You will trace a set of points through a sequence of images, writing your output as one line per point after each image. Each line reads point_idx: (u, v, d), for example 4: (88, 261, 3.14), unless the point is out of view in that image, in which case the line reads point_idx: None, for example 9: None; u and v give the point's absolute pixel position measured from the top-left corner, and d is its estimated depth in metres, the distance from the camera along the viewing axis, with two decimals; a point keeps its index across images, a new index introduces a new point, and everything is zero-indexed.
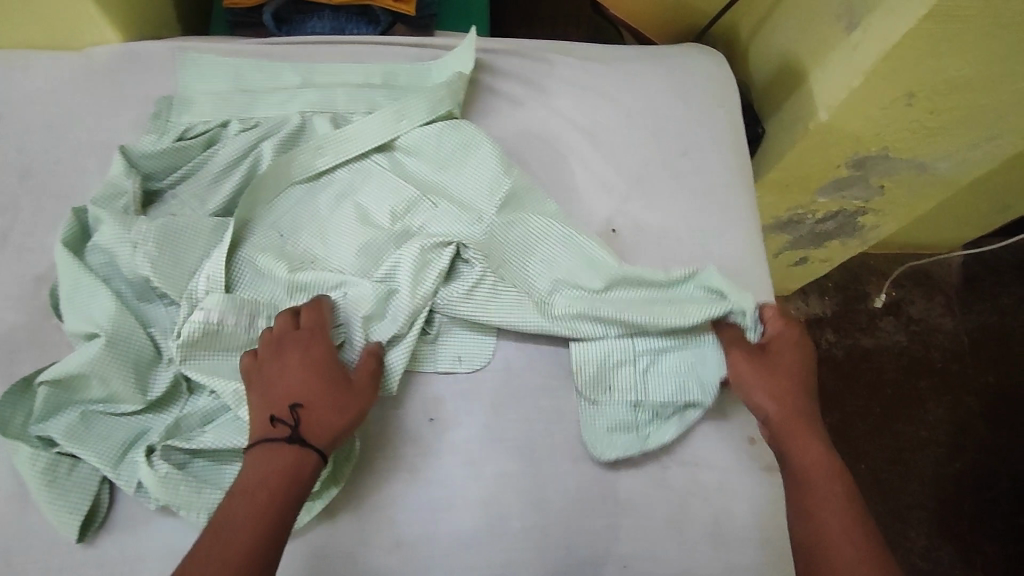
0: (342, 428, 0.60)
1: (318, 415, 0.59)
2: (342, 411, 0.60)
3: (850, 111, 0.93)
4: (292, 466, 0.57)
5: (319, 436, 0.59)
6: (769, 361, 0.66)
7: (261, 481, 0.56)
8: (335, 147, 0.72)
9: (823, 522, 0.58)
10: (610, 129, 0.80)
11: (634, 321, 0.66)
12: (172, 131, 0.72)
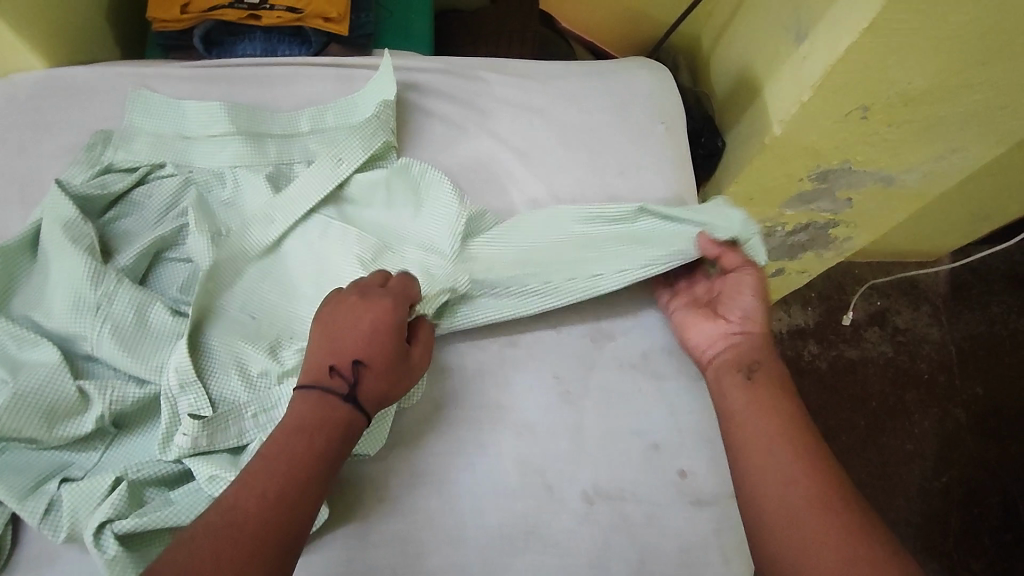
0: (389, 400, 0.59)
1: (379, 385, 0.58)
2: (395, 383, 0.59)
3: (804, 124, 0.90)
4: (347, 428, 0.56)
5: (371, 402, 0.58)
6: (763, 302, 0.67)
7: (309, 425, 0.55)
8: (282, 211, 0.69)
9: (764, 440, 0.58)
10: (546, 151, 0.78)
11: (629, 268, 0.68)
12: (101, 165, 0.70)
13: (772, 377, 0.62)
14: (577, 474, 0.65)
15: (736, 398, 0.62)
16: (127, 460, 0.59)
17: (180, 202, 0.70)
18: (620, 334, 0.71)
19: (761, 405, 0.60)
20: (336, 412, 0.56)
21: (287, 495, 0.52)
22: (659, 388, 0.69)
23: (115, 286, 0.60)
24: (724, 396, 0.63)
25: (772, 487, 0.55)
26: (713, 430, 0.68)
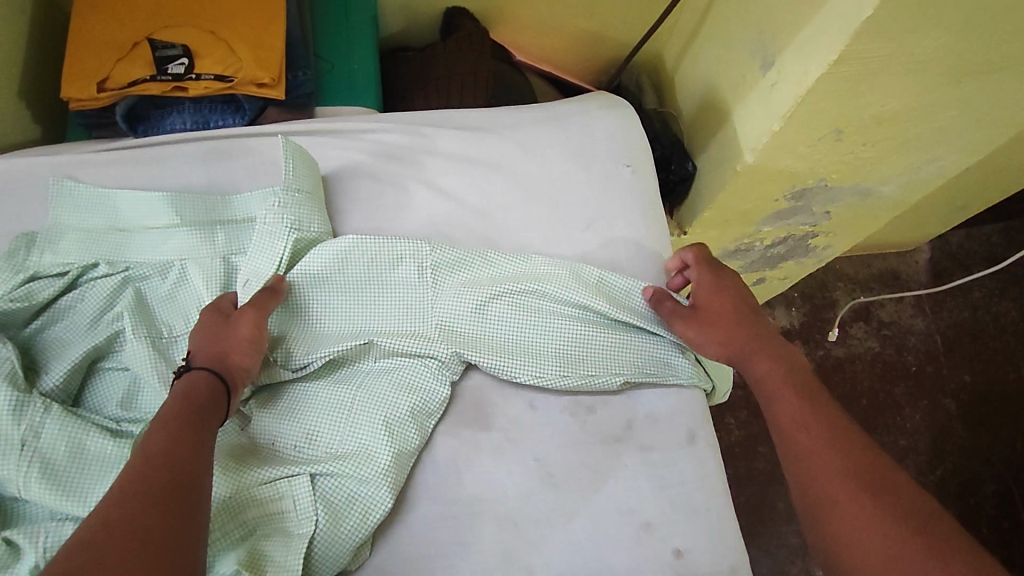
0: (228, 356, 0.57)
1: (208, 344, 0.57)
2: (223, 341, 0.57)
3: (777, 151, 0.87)
4: (190, 388, 0.53)
5: (201, 361, 0.56)
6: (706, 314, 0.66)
7: (177, 400, 0.52)
8: (317, 302, 0.66)
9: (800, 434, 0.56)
10: (507, 209, 0.73)
11: (616, 369, 0.66)
12: (26, 272, 0.64)
13: (772, 375, 0.61)
14: (566, 566, 0.60)
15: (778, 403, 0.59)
16: None
17: (116, 303, 0.64)
18: (600, 403, 0.66)
19: (792, 411, 0.57)
20: (182, 390, 0.53)
21: (175, 453, 0.48)
22: (647, 459, 0.64)
23: (41, 417, 0.54)
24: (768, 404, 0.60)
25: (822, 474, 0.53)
26: (708, 499, 0.63)
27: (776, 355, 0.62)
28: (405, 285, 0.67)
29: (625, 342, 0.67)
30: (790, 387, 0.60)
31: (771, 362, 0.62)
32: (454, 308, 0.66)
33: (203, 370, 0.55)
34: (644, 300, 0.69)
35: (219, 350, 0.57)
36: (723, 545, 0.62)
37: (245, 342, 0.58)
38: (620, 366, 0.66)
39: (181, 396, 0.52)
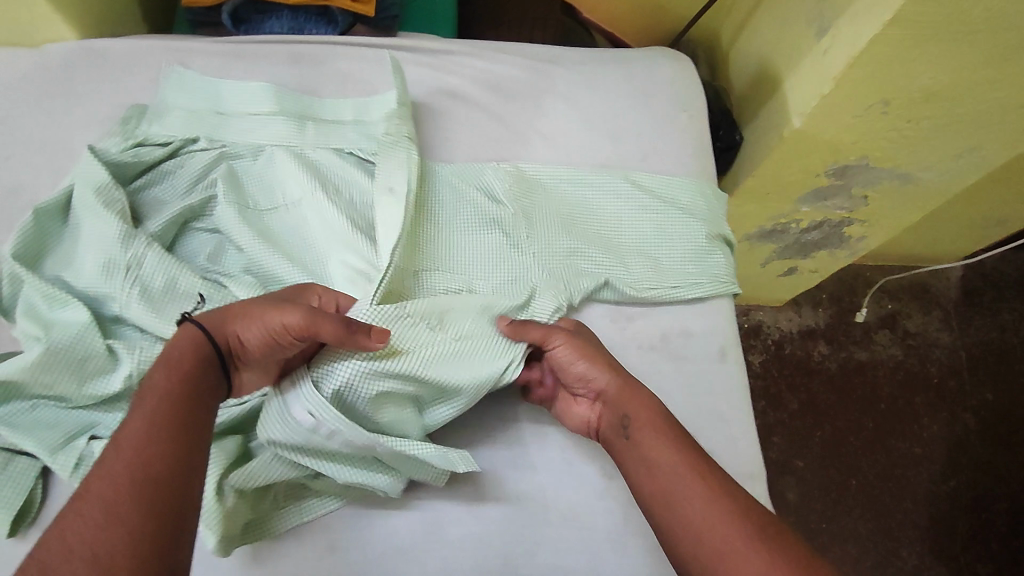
0: (237, 332, 0.55)
1: (231, 312, 0.56)
2: (249, 320, 0.55)
3: (825, 118, 0.91)
4: (178, 345, 0.53)
5: (210, 322, 0.54)
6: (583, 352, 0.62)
7: (158, 369, 0.51)
8: (443, 203, 0.71)
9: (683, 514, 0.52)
10: (568, 133, 0.78)
11: (676, 282, 0.71)
12: (135, 138, 0.71)
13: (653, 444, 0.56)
14: (595, 450, 0.65)
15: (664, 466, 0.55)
16: None
17: (212, 173, 0.71)
18: (640, 315, 0.70)
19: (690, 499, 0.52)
20: (171, 345, 0.52)
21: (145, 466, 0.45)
22: (680, 368, 0.68)
23: (143, 249, 0.61)
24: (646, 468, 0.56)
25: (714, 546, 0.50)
26: (732, 409, 0.68)
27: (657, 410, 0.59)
28: (487, 213, 0.71)
29: (685, 256, 0.72)
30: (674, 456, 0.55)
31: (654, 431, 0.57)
32: (540, 244, 0.70)
33: (205, 334, 0.54)
34: (700, 215, 0.75)
35: (234, 318, 0.55)
36: (744, 452, 0.67)
37: (262, 326, 0.54)
38: (679, 279, 0.71)
39: (164, 367, 0.51)
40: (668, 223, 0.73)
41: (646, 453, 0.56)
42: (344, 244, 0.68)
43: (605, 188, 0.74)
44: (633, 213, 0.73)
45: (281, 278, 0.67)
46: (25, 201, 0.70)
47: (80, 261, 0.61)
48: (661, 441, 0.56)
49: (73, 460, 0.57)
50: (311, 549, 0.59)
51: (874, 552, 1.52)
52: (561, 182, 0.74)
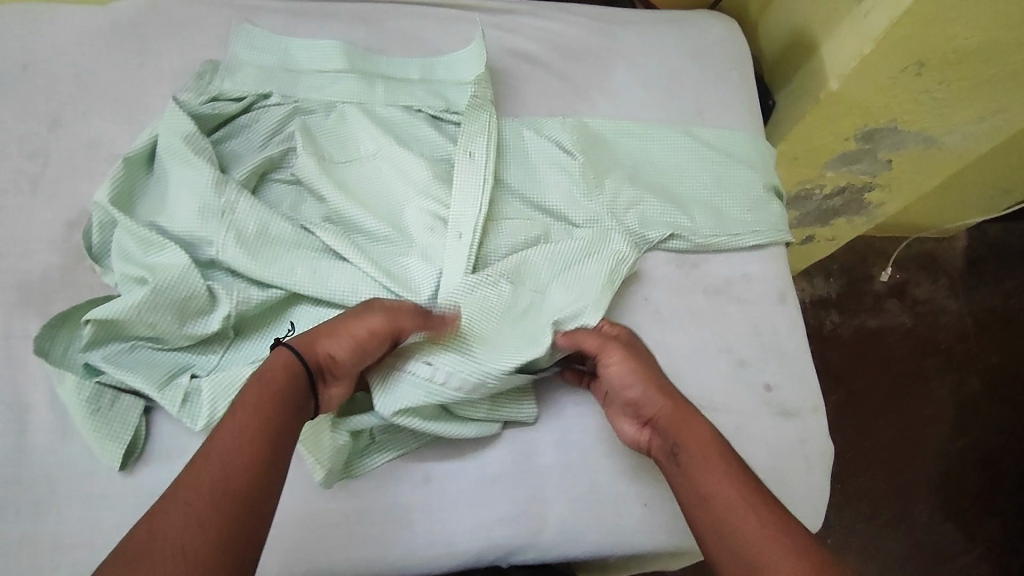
0: (326, 347, 0.57)
1: (315, 331, 0.58)
2: (336, 333, 0.58)
3: (861, 80, 0.95)
4: (270, 368, 0.54)
5: (299, 343, 0.57)
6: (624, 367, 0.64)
7: (252, 385, 0.53)
8: (518, 155, 0.75)
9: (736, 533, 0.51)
10: (626, 89, 0.81)
11: (735, 227, 0.74)
12: (208, 92, 0.72)
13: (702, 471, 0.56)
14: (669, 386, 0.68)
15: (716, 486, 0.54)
16: (254, 358, 0.64)
17: (287, 127, 0.73)
18: (702, 261, 0.74)
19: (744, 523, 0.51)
20: (263, 371, 0.54)
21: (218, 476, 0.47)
22: (743, 310, 0.72)
23: (236, 195, 0.63)
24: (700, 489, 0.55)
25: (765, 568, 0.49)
26: (794, 347, 0.71)
27: (703, 432, 0.58)
28: (557, 163, 0.74)
29: (745, 203, 0.76)
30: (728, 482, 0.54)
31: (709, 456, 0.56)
32: (610, 194, 0.73)
33: (298, 353, 0.56)
34: (755, 163, 0.78)
35: (318, 334, 0.58)
36: (808, 387, 0.70)
37: (348, 337, 0.58)
38: (738, 225, 0.74)
39: (259, 383, 0.53)
40: (727, 171, 0.77)
41: (700, 481, 0.56)
42: (425, 195, 0.71)
43: (666, 139, 0.77)
44: (692, 164, 0.76)
45: (361, 225, 0.70)
46: (106, 154, 0.71)
47: (172, 206, 0.63)
48: (709, 469, 0.56)
49: (180, 395, 0.60)
50: (410, 479, 0.64)
51: (887, 509, 1.60)
52: (622, 135, 0.77)
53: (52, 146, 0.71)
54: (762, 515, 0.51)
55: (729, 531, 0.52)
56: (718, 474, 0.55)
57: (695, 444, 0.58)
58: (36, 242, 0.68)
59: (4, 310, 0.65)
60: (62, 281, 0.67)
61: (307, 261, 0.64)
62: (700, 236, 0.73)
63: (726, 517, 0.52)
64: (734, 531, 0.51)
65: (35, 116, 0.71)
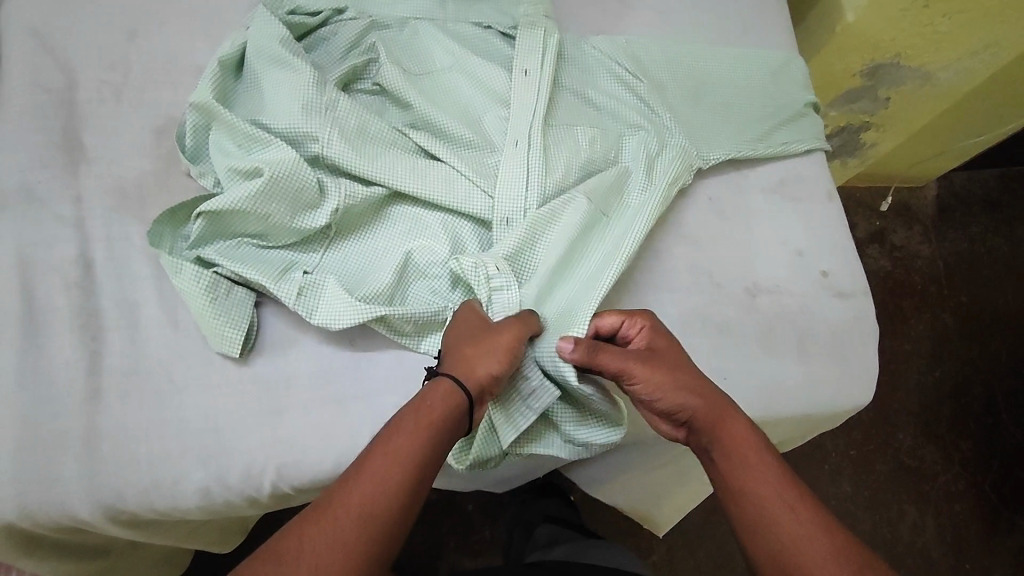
0: (488, 370, 0.56)
1: (462, 347, 0.57)
2: (484, 350, 0.57)
3: (875, 11, 1.04)
4: (429, 398, 0.54)
5: (455, 369, 0.56)
6: (656, 360, 0.59)
7: (415, 414, 0.53)
8: (579, 67, 0.80)
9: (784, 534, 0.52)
10: (678, 10, 0.86)
11: (783, 132, 0.81)
12: (286, 7, 0.74)
13: (748, 469, 0.55)
14: (738, 274, 0.74)
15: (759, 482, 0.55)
16: (361, 254, 0.67)
17: (365, 40, 0.76)
18: (759, 165, 0.80)
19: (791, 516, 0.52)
20: (421, 400, 0.54)
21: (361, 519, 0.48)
22: (796, 207, 0.78)
23: (336, 95, 0.66)
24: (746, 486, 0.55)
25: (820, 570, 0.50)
26: (841, 240, 0.78)
27: (742, 430, 0.57)
28: (620, 80, 0.79)
29: (793, 111, 0.82)
30: (774, 484, 0.54)
31: (756, 455, 0.56)
32: (671, 101, 0.79)
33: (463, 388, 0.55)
34: (799, 76, 0.85)
35: (466, 355, 0.57)
36: (858, 274, 0.77)
37: (497, 349, 0.57)
38: (786, 130, 0.81)
39: (411, 416, 0.53)
40: (774, 85, 0.83)
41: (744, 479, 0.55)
42: (501, 101, 0.74)
43: (717, 55, 0.83)
44: (741, 78, 0.83)
45: (446, 130, 0.72)
46: (188, 65, 0.72)
47: (274, 108, 0.66)
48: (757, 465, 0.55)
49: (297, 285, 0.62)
50: None
51: (871, 440, 1.46)
52: (673, 50, 0.82)
53: (133, 57, 0.71)
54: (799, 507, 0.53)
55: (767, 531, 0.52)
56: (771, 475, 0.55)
57: (725, 429, 0.57)
58: (127, 147, 0.68)
59: (100, 212, 0.65)
60: (156, 185, 0.67)
61: (406, 157, 0.68)
62: (755, 140, 0.79)
63: (769, 515, 0.53)
64: (769, 535, 0.52)
65: (115, 28, 0.72)
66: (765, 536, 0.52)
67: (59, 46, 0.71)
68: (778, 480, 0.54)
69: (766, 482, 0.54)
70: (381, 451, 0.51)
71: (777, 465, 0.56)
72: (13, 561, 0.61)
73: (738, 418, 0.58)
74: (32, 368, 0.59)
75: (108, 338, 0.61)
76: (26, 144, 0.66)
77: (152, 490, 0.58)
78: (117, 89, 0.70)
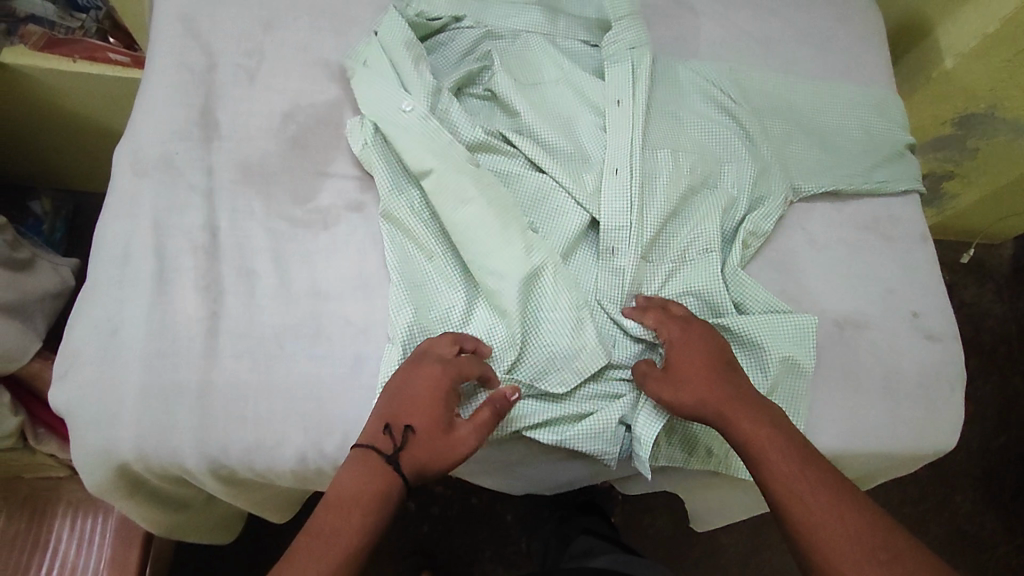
0: (448, 412, 0.59)
1: (405, 406, 0.59)
2: (428, 404, 0.59)
3: (976, 60, 1.03)
4: (384, 473, 0.58)
5: (421, 431, 0.59)
6: (673, 363, 0.64)
7: (354, 490, 0.57)
8: (678, 85, 0.81)
9: (801, 511, 0.56)
10: (781, 42, 0.87)
11: (878, 171, 0.81)
12: (411, 11, 0.79)
13: (761, 441, 0.59)
14: (827, 307, 0.74)
15: (771, 452, 0.59)
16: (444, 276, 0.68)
17: (480, 47, 0.80)
18: (854, 199, 0.80)
19: (805, 488, 0.57)
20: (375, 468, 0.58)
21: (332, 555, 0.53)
22: (888, 245, 0.78)
23: (449, 102, 0.72)
24: (762, 463, 0.59)
25: (835, 543, 0.54)
26: (934, 283, 0.77)
27: (759, 412, 0.61)
28: (718, 106, 0.80)
29: (890, 151, 0.82)
30: (785, 457, 0.58)
31: (764, 431, 0.60)
32: (769, 130, 0.80)
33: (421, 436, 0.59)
34: (898, 117, 0.85)
35: (404, 403, 0.59)
36: (949, 318, 0.76)
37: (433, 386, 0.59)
38: (882, 170, 0.81)
39: (351, 477, 0.57)
40: (872, 124, 0.83)
41: (761, 455, 0.59)
42: (602, 117, 0.77)
43: (817, 88, 0.84)
44: (838, 114, 0.83)
45: (547, 141, 0.75)
46: (315, 58, 0.77)
47: (377, 108, 0.71)
48: (775, 453, 0.59)
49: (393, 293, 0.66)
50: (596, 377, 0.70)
51: (927, 500, 1.40)
52: (772, 80, 0.83)
53: (267, 46, 0.77)
54: (819, 484, 0.57)
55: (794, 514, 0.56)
56: (781, 453, 0.59)
57: (741, 409, 0.61)
58: (256, 128, 0.73)
59: (228, 185, 0.70)
60: (280, 165, 0.72)
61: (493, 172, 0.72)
62: (851, 178, 0.79)
63: (785, 492, 0.57)
64: (787, 514, 0.57)
65: (253, 19, 0.78)
66: (786, 515, 0.57)
67: (202, 31, 0.77)
68: (788, 453, 0.59)
69: (782, 459, 0.58)
70: (328, 509, 0.56)
71: (788, 442, 0.59)
72: (110, 497, 0.66)
73: (752, 400, 0.62)
74: (158, 322, 0.63)
75: (227, 303, 0.65)
76: (168, 117, 0.72)
77: (255, 447, 0.61)
78: (250, 74, 0.75)
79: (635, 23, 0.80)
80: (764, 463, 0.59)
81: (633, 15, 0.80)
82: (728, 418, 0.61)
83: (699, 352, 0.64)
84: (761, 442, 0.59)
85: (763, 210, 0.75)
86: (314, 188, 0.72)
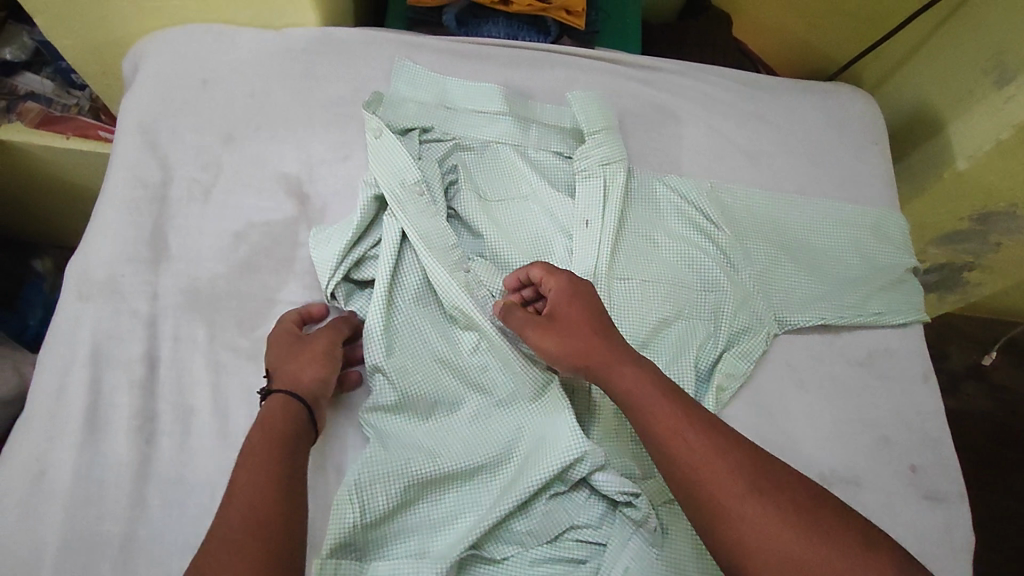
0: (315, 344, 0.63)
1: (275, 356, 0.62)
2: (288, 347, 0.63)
3: (990, 165, 0.94)
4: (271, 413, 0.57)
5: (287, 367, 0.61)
6: (553, 327, 0.61)
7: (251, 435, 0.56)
8: (656, 203, 0.76)
9: (726, 512, 0.49)
10: (772, 155, 0.81)
11: (875, 300, 0.74)
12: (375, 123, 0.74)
13: (680, 435, 0.53)
14: (814, 458, 0.66)
15: (686, 443, 0.53)
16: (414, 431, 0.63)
17: (446, 161, 0.76)
18: (847, 331, 0.73)
19: (724, 486, 0.50)
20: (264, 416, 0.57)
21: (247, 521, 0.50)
22: (886, 386, 0.71)
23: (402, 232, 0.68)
24: (674, 457, 0.52)
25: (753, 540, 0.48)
26: (937, 429, 0.70)
27: (692, 414, 0.55)
28: (696, 227, 0.75)
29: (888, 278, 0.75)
30: (719, 458, 0.52)
31: (688, 434, 0.53)
32: (754, 253, 0.74)
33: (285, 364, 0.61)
34: (898, 239, 0.78)
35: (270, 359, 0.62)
36: (953, 474, 0.68)
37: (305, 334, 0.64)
38: (880, 299, 0.74)
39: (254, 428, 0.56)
40: (869, 246, 0.77)
41: (675, 451, 0.53)
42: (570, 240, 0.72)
43: (809, 205, 0.78)
44: (832, 235, 0.77)
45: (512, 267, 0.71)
46: (272, 172, 0.75)
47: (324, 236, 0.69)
48: (715, 457, 0.52)
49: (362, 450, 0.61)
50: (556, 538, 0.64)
51: None
52: (759, 197, 0.78)
53: (225, 161, 0.75)
54: (754, 489, 0.50)
55: (723, 521, 0.49)
56: (708, 450, 0.52)
57: (662, 401, 0.55)
58: (207, 250, 0.70)
59: (172, 312, 0.67)
60: (228, 291, 0.68)
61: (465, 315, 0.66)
62: (845, 309, 0.72)
63: (705, 488, 0.50)
64: (712, 514, 0.50)
65: (213, 131, 0.76)
66: (708, 515, 0.50)
67: (161, 144, 0.75)
68: (723, 453, 0.52)
69: (703, 454, 0.52)
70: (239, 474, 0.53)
71: (712, 436, 0.53)
72: None
73: (671, 396, 0.56)
74: (81, 468, 0.60)
75: (158, 446, 0.61)
76: (117, 237, 0.69)
77: None
78: (206, 190, 0.73)
79: (610, 137, 0.75)
80: (700, 473, 0.51)
81: (609, 128, 0.75)
82: (631, 407, 0.56)
83: (585, 320, 0.60)
84: (691, 446, 0.53)
85: (743, 348, 0.69)
86: (262, 316, 0.68)
